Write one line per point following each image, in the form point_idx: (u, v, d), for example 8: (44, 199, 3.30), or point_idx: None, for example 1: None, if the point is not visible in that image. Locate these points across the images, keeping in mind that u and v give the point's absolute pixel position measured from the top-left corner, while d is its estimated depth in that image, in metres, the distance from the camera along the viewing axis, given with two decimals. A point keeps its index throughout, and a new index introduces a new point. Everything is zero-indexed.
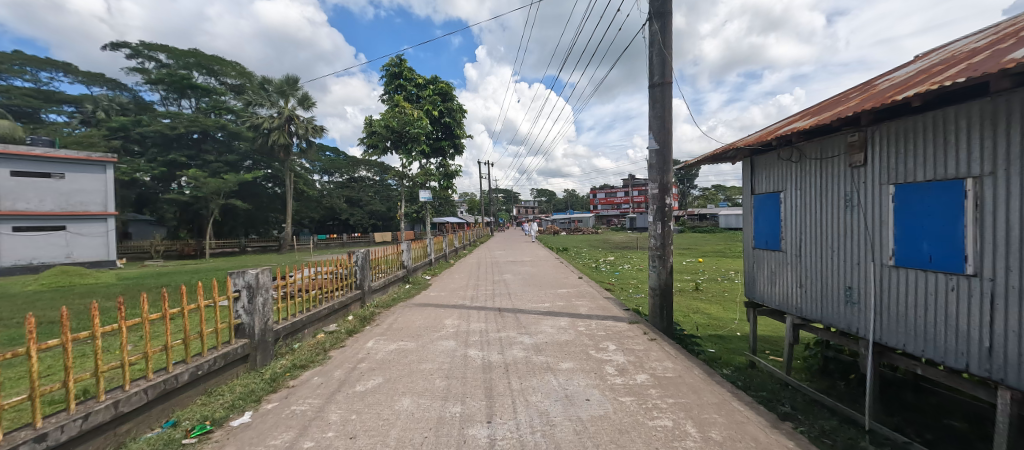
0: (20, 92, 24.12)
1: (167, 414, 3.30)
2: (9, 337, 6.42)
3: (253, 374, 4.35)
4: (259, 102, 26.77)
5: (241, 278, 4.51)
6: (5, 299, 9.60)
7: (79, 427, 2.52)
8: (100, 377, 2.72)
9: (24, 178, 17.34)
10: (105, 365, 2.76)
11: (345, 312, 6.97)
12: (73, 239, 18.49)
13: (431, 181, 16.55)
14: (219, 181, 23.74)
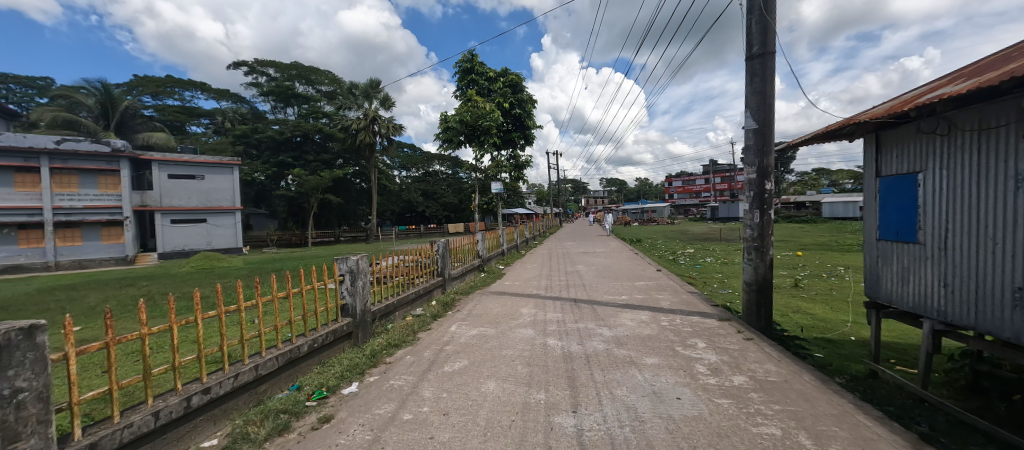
0: (171, 110, 29.30)
1: (292, 379, 3.83)
2: (172, 309, 7.99)
3: (356, 349, 4.85)
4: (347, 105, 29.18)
5: (345, 263, 4.98)
6: (167, 278, 11.84)
7: (231, 383, 3.02)
8: (243, 344, 3.24)
9: (177, 180, 21.21)
10: (247, 334, 3.28)
11: (429, 297, 7.42)
12: (211, 230, 22.15)
13: (502, 173, 16.79)
14: (316, 178, 26.66)
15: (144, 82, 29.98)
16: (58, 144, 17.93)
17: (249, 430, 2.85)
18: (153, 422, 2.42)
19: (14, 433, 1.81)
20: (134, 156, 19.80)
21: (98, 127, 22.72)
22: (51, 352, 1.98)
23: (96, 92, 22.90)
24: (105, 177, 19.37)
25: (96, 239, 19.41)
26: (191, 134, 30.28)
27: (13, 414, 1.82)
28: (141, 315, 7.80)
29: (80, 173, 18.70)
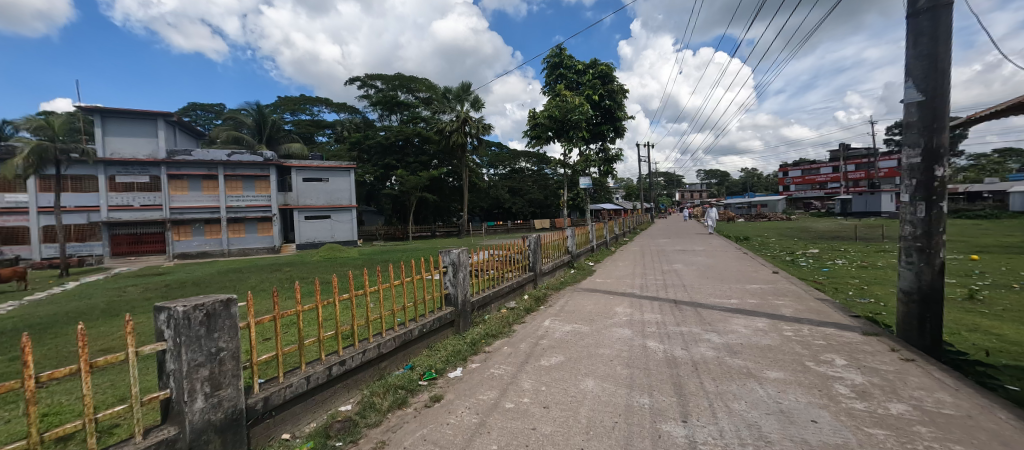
0: (304, 124, 34.33)
1: (406, 358, 4.28)
2: (308, 291, 9.46)
3: (458, 337, 5.14)
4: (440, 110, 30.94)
5: (448, 256, 5.33)
6: (305, 265, 14.02)
7: (360, 358, 3.50)
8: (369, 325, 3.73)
9: (309, 182, 24.86)
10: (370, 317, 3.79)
11: (521, 291, 7.53)
12: (335, 225, 25.50)
13: (591, 168, 16.31)
14: (415, 178, 28.81)
15: (284, 102, 35.43)
16: (228, 157, 22.78)
17: (375, 401, 3.25)
18: (305, 384, 2.96)
19: (218, 382, 2.37)
20: (278, 163, 23.87)
21: (253, 141, 27.42)
22: (241, 322, 2.53)
23: (252, 112, 27.67)
24: (259, 182, 23.56)
25: (254, 232, 23.62)
26: (319, 143, 35.02)
27: (217, 368, 2.37)
28: (284, 296, 9.30)
29: (243, 179, 23.18)
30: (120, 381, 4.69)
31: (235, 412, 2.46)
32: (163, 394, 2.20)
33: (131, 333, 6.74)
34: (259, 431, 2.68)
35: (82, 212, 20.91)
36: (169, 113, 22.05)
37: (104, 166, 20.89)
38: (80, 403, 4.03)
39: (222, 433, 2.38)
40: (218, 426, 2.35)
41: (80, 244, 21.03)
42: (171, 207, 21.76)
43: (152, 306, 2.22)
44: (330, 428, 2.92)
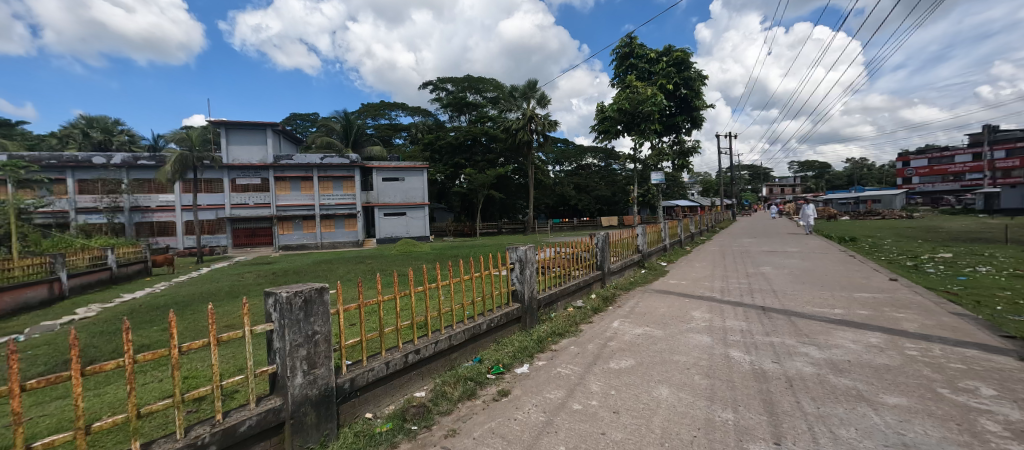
0: (382, 127, 36.04)
1: (475, 352, 4.75)
2: (385, 282, 10.03)
3: (523, 334, 5.28)
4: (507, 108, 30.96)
5: (515, 253, 5.41)
6: (382, 257, 14.89)
7: (432, 349, 4.13)
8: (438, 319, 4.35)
9: (387, 181, 26.37)
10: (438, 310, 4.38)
11: (588, 290, 7.24)
12: (409, 221, 26.72)
13: (664, 161, 15.50)
14: (484, 176, 29.42)
15: (367, 108, 37.73)
16: (321, 160, 24.96)
17: (446, 391, 3.82)
18: (385, 369, 3.64)
19: (314, 361, 3.08)
20: (362, 165, 25.69)
21: (342, 144, 29.39)
22: (329, 309, 3.25)
23: (341, 119, 29.86)
24: (347, 182, 25.57)
25: (342, 226, 25.65)
26: (396, 145, 36.83)
27: (313, 349, 3.09)
28: (364, 286, 9.89)
29: (333, 179, 25.32)
30: (238, 356, 5.31)
31: (327, 388, 3.16)
32: (271, 367, 2.97)
33: (246, 312, 7.62)
34: (347, 408, 3.39)
35: (211, 209, 24.10)
36: (274, 123, 24.15)
37: (228, 171, 23.92)
38: (210, 373, 4.74)
39: (318, 405, 3.09)
40: (314, 400, 3.06)
41: (212, 236, 24.30)
42: (277, 205, 24.44)
43: (263, 290, 3.01)
44: (406, 411, 3.52)
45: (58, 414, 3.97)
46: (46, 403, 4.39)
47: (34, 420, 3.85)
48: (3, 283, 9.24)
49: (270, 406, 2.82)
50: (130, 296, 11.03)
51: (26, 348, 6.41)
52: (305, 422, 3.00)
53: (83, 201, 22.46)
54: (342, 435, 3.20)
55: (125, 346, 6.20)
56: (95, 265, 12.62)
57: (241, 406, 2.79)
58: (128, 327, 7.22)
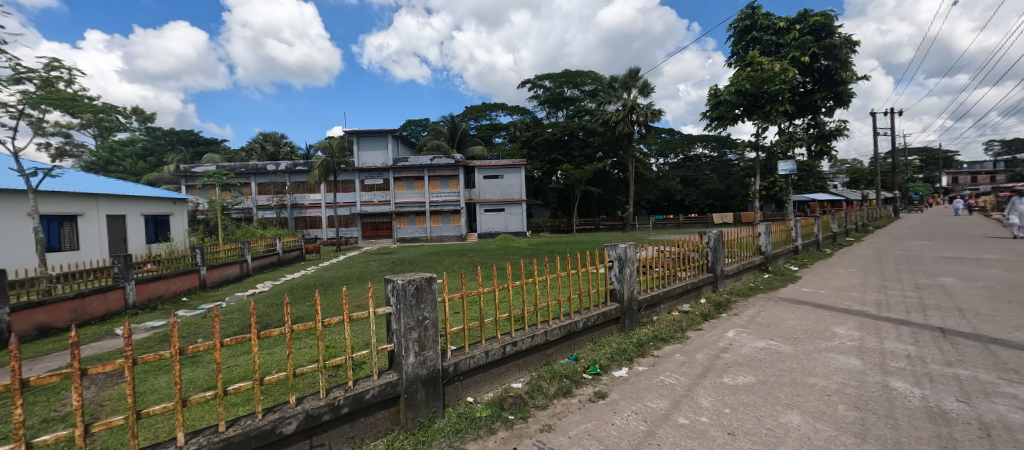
0: (483, 128, 37.75)
1: (571, 349, 4.63)
2: (485, 275, 10.42)
3: (623, 335, 5.01)
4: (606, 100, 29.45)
5: (614, 251, 5.12)
6: (485, 251, 15.52)
7: (530, 342, 4.12)
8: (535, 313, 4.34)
9: (488, 179, 27.52)
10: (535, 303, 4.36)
11: (698, 294, 6.54)
12: (508, 217, 27.52)
13: (796, 147, 13.57)
14: (580, 172, 28.80)
15: (470, 110, 39.78)
16: (431, 161, 27.04)
17: (541, 385, 3.86)
18: (485, 357, 3.77)
19: (423, 344, 3.34)
20: (465, 164, 27.05)
21: (448, 145, 31.50)
22: (437, 297, 3.43)
23: (447, 122, 31.98)
24: (452, 180, 27.33)
25: (448, 221, 27.52)
26: (497, 144, 38.15)
27: (423, 333, 3.34)
28: (466, 278, 10.40)
29: (441, 179, 27.30)
30: (365, 333, 5.99)
31: (434, 370, 3.40)
32: (389, 345, 3.30)
33: (371, 294, 8.69)
34: (451, 389, 3.60)
35: (346, 206, 27.69)
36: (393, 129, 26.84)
37: (357, 173, 27.45)
38: (344, 345, 5.46)
39: (427, 384, 3.36)
40: (423, 378, 3.33)
41: (347, 229, 27.93)
42: (395, 202, 27.29)
43: (384, 276, 3.32)
44: (504, 401, 3.65)
45: (244, 365, 4.93)
46: (235, 356, 5.49)
47: (227, 368, 4.85)
48: (214, 261, 11.89)
49: (389, 379, 3.18)
50: (291, 276, 13.31)
51: (223, 312, 8.16)
52: (415, 398, 3.30)
53: (261, 200, 27.50)
54: (447, 415, 3.43)
55: (285, 316, 7.47)
56: (269, 251, 15.43)
57: (367, 377, 3.22)
58: (288, 300, 8.71)
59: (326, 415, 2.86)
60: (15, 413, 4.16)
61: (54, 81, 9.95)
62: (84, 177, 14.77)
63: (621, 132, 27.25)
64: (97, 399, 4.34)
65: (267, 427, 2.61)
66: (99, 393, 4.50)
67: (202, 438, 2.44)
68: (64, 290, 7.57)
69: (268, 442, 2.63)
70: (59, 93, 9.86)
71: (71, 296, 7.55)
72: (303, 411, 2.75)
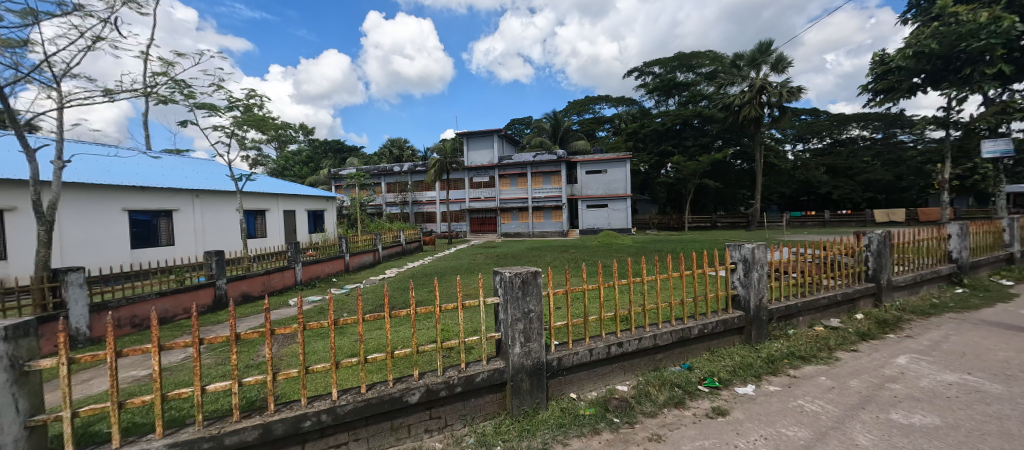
0: (587, 122, 36.98)
1: (684, 357, 4.18)
2: (589, 273, 10.13)
3: (748, 348, 4.36)
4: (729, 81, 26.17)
5: (738, 251, 4.49)
6: (591, 248, 15.07)
7: (636, 345, 3.82)
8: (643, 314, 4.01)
9: (592, 175, 26.87)
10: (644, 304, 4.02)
11: (852, 308, 5.38)
12: (611, 213, 26.54)
13: (1012, 121, 10.53)
14: (695, 164, 26.00)
15: (573, 105, 39.36)
16: (534, 158, 27.42)
17: (649, 391, 3.56)
18: (589, 356, 3.59)
19: (528, 336, 3.31)
20: (567, 159, 26.78)
21: (551, 142, 31.59)
22: (542, 290, 3.37)
23: (551, 119, 32.02)
24: (554, 176, 27.32)
25: (550, 217, 27.64)
26: (600, 138, 37.06)
27: (528, 325, 3.32)
28: (570, 273, 10.24)
29: (543, 175, 27.51)
30: (476, 319, 6.26)
31: (538, 363, 3.36)
32: (496, 334, 3.37)
33: (481, 285, 9.09)
34: (555, 384, 3.52)
35: (457, 202, 29.67)
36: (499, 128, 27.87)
37: (467, 171, 29.21)
38: (457, 330, 5.79)
39: (532, 374, 3.34)
40: (528, 369, 3.31)
41: (458, 224, 29.93)
42: (501, 199, 28.33)
43: (493, 269, 3.41)
44: (609, 402, 3.46)
45: (379, 339, 5.54)
46: (372, 330, 6.19)
47: (366, 340, 5.50)
48: (355, 249, 13.76)
49: (497, 366, 3.24)
50: (413, 265, 14.71)
51: (362, 291, 9.33)
52: (521, 388, 3.29)
53: (389, 198, 31.00)
54: (550, 408, 3.37)
55: (409, 299, 8.22)
56: (395, 242, 17.26)
57: (476, 362, 3.34)
58: (412, 285, 9.59)
59: (443, 391, 3.04)
60: (231, 358, 5.32)
61: (251, 106, 12.38)
62: (267, 180, 18.30)
63: (746, 117, 23.91)
64: (279, 354, 5.32)
65: (395, 395, 2.88)
66: (280, 350, 5.51)
67: (348, 396, 2.79)
68: (259, 268, 9.46)
69: (396, 408, 2.90)
70: (255, 116, 12.27)
71: (262, 273, 9.44)
72: (424, 385, 2.97)
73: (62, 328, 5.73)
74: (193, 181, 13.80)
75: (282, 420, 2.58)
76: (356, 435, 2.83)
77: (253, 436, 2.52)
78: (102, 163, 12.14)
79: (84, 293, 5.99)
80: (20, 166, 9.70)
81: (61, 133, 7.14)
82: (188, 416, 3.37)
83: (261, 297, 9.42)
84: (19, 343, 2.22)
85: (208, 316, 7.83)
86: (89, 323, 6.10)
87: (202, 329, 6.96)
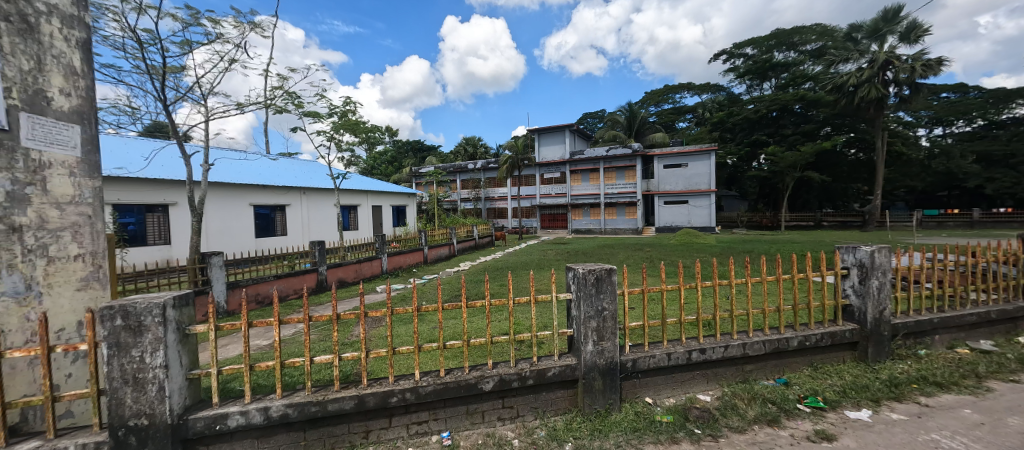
0: (666, 112, 34.89)
1: (779, 371, 3.70)
2: (669, 273, 9.53)
3: (861, 367, 3.74)
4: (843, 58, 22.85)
5: (851, 255, 3.87)
6: (670, 247, 14.14)
7: (722, 353, 3.46)
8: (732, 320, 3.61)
9: (670, 169, 25.31)
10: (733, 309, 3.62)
11: (1011, 329, 4.37)
12: (692, 210, 24.81)
13: None
14: (796, 155, 23.03)
15: (651, 96, 37.36)
16: (607, 152, 26.57)
17: (737, 404, 3.21)
18: (667, 360, 3.32)
19: (602, 334, 3.14)
20: (643, 153, 25.52)
21: (625, 135, 30.38)
22: (617, 289, 3.16)
23: (626, 111, 30.72)
24: (629, 171, 26.19)
25: (623, 214, 26.64)
26: (681, 129, 34.75)
27: (602, 323, 3.15)
28: (646, 273, 9.73)
29: (617, 170, 26.53)
30: (548, 314, 6.21)
31: (611, 364, 3.18)
32: (568, 330, 3.25)
33: (554, 281, 9.01)
34: (629, 386, 3.31)
35: (528, 198, 29.83)
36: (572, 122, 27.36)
37: (538, 167, 29.22)
38: (530, 324, 5.78)
39: (605, 374, 3.17)
40: (601, 368, 3.15)
41: (528, 220, 30.10)
42: (572, 195, 27.93)
43: (566, 264, 3.30)
44: (689, 411, 3.18)
45: (456, 328, 5.73)
46: (449, 318, 6.43)
47: (444, 328, 5.72)
48: (433, 243, 14.47)
49: (568, 362, 3.13)
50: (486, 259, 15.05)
51: (439, 282, 9.75)
52: (593, 386, 3.14)
53: (463, 194, 32.10)
54: (623, 411, 3.17)
55: (483, 291, 8.43)
56: (468, 237, 17.80)
57: (548, 356, 3.27)
58: (486, 279, 9.80)
59: (515, 382, 3.01)
60: (331, 335, 5.86)
61: (347, 112, 13.53)
62: (357, 178, 19.93)
63: (864, 99, 20.65)
64: (370, 335, 5.76)
65: (471, 381, 2.91)
66: (371, 331, 5.95)
67: (429, 378, 2.89)
68: (352, 257, 10.33)
69: (471, 394, 2.93)
70: (350, 120, 13.38)
71: (355, 261, 10.30)
72: (498, 374, 2.96)
73: (210, 301, 6.80)
74: (299, 179, 15.52)
75: (373, 393, 2.74)
76: (435, 415, 2.93)
77: (350, 405, 2.70)
78: (231, 164, 14.10)
79: (223, 274, 7.05)
80: (176, 168, 11.63)
81: (205, 142, 8.47)
82: (299, 382, 3.78)
83: (355, 283, 10.31)
84: (182, 309, 2.59)
85: (314, 297, 8.76)
86: (227, 297, 7.20)
87: (308, 309, 7.79)
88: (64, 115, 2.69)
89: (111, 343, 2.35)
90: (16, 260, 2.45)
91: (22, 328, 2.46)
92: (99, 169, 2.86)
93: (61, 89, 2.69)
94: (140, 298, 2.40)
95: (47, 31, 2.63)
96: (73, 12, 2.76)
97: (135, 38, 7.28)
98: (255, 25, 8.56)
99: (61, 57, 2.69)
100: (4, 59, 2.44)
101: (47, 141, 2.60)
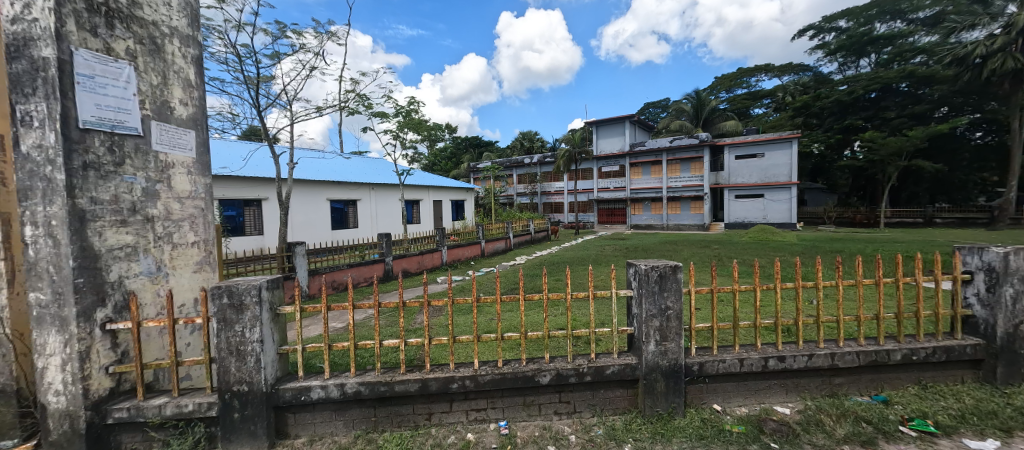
0: (739, 98, 32.26)
1: (876, 387, 3.26)
2: (741, 274, 8.83)
3: (986, 389, 3.17)
4: (969, 24, 19.45)
5: (976, 257, 3.26)
6: (740, 244, 12.99)
7: (805, 362, 3.11)
8: (819, 326, 3.20)
9: (743, 160, 23.38)
10: (822, 315, 3.20)
11: None
12: (768, 205, 22.87)
13: None
14: (901, 140, 20.10)
15: (722, 81, 34.76)
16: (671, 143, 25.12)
17: (822, 419, 2.87)
18: (738, 366, 3.05)
19: (665, 334, 2.96)
20: (713, 143, 23.78)
21: (693, 125, 28.48)
22: (683, 287, 2.95)
23: (693, 99, 28.76)
24: (695, 163, 24.57)
25: (688, 209, 25.24)
26: (757, 116, 31.91)
27: (666, 322, 2.96)
28: (715, 272, 9.10)
29: (681, 162, 25.02)
30: (606, 312, 6.03)
31: (675, 366, 2.99)
32: (628, 328, 3.10)
33: (613, 276, 8.72)
34: (694, 390, 3.10)
35: (585, 193, 29.33)
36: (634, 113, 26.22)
37: (597, 161, 28.52)
38: (588, 320, 5.64)
39: (669, 376, 2.99)
40: (664, 370, 2.97)
41: (585, 214, 29.59)
42: (631, 189, 27.00)
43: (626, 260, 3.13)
44: (763, 423, 2.90)
45: (511, 320, 5.75)
46: (506, 311, 6.48)
47: (500, 319, 5.80)
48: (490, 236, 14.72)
49: (628, 361, 2.99)
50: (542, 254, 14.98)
51: (497, 275, 9.83)
52: (654, 388, 2.97)
53: (520, 189, 32.26)
54: (688, 416, 2.97)
55: (540, 285, 8.43)
56: (525, 231, 17.88)
57: (606, 353, 3.14)
58: (545, 273, 9.77)
59: (573, 378, 2.94)
60: (398, 321, 6.19)
61: (410, 111, 14.03)
62: (420, 173, 20.68)
63: (995, 71, 17.46)
64: (432, 323, 5.99)
65: (528, 374, 2.89)
66: (433, 320, 6.19)
67: (488, 368, 2.90)
68: (415, 249, 10.77)
69: (529, 386, 2.91)
70: (414, 119, 13.91)
71: (418, 253, 10.71)
72: (555, 368, 2.91)
73: (296, 286, 7.48)
74: (368, 175, 16.50)
75: (436, 378, 2.81)
76: (493, 403, 2.95)
77: (414, 388, 2.80)
78: (309, 163, 15.31)
79: (304, 262, 7.68)
80: (266, 167, 12.87)
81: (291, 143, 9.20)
82: (370, 363, 4.05)
83: (417, 273, 10.75)
84: (274, 292, 2.81)
85: (382, 285, 9.30)
86: (308, 282, 7.87)
87: (377, 296, 8.31)
88: (183, 122, 3.05)
89: (219, 318, 2.62)
90: (149, 245, 2.80)
91: (154, 302, 2.81)
92: (209, 168, 3.22)
93: (180, 100, 3.05)
94: (241, 280, 2.66)
95: (170, 49, 2.98)
96: (189, 33, 3.12)
97: (236, 52, 8.13)
98: (333, 34, 9.28)
99: (179, 72, 3.04)
100: (138, 76, 2.80)
101: (170, 144, 2.95)
